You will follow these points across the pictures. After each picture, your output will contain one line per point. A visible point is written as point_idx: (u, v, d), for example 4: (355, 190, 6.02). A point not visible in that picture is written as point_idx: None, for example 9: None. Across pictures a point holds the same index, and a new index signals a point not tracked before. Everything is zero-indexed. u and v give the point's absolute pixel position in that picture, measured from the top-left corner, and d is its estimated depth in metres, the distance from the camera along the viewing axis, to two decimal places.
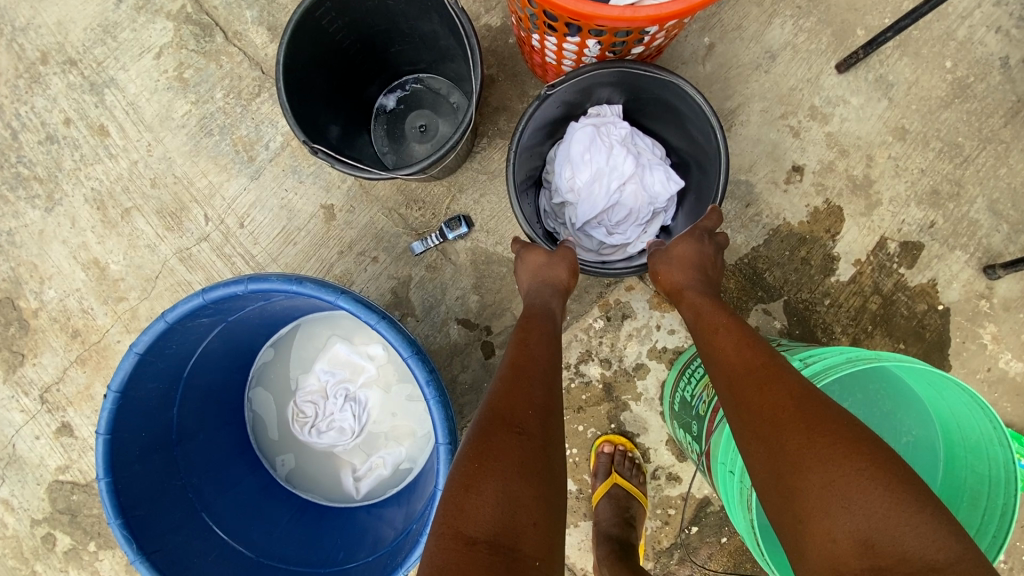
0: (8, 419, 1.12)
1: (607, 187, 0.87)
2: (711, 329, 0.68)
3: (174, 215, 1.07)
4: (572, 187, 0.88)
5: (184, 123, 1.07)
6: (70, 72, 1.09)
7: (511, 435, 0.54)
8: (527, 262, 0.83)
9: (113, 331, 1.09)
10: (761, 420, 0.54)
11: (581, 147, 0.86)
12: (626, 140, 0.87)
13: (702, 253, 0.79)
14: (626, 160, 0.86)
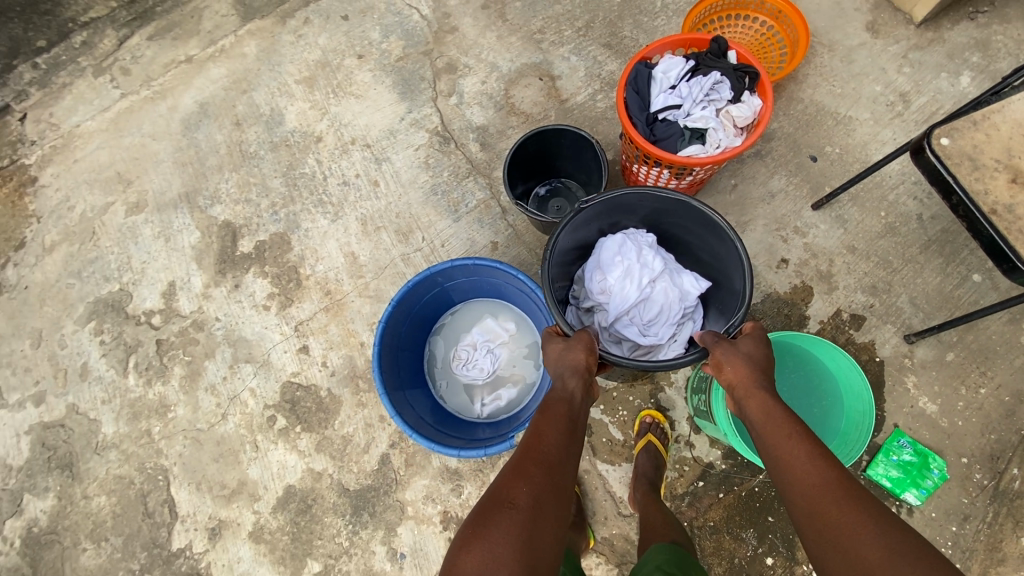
0: (271, 338, 1.82)
1: (643, 284, 1.44)
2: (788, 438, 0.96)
3: (404, 234, 1.83)
4: (615, 286, 1.45)
5: (421, 185, 1.86)
6: (364, 150, 1.94)
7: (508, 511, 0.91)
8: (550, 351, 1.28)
9: (350, 294, 1.82)
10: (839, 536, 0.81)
11: (618, 254, 1.46)
12: (653, 250, 1.49)
13: (755, 362, 1.11)
14: (659, 263, 1.45)
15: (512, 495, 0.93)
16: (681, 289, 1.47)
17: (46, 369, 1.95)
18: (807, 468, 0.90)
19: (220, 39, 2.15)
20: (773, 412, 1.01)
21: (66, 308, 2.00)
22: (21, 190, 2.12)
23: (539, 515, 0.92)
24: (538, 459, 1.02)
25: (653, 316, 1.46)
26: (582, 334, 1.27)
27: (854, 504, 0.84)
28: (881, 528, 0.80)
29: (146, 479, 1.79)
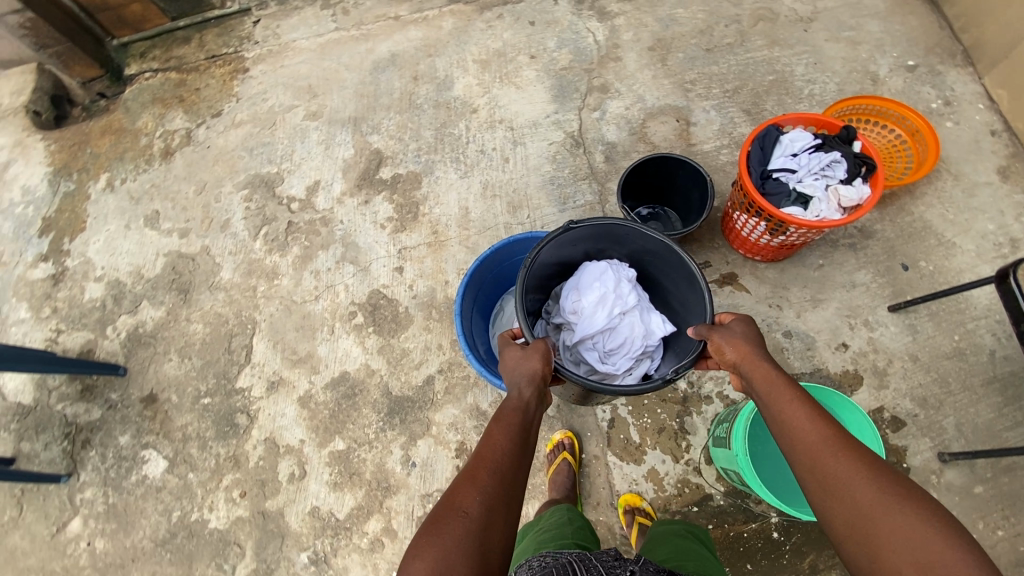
0: (377, 251, 2.12)
1: (611, 313, 1.66)
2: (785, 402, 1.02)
3: (514, 207, 2.09)
4: (586, 308, 1.67)
5: (543, 173, 2.12)
6: (507, 130, 2.23)
7: (459, 516, 0.97)
8: (510, 355, 1.41)
9: (453, 240, 2.09)
10: (835, 483, 0.88)
11: (596, 281, 1.67)
12: (628, 285, 1.70)
13: (750, 338, 1.18)
14: (632, 297, 1.65)
15: (464, 503, 0.99)
16: (645, 326, 1.68)
17: (198, 214, 2.36)
18: (806, 429, 0.96)
19: (427, 10, 2.57)
20: (766, 380, 1.07)
21: (231, 173, 2.42)
22: (235, 75, 2.62)
23: (490, 517, 0.99)
24: (493, 465, 1.08)
25: (613, 345, 1.68)
26: (538, 348, 1.38)
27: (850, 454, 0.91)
28: (867, 467, 0.88)
29: (237, 324, 2.12)
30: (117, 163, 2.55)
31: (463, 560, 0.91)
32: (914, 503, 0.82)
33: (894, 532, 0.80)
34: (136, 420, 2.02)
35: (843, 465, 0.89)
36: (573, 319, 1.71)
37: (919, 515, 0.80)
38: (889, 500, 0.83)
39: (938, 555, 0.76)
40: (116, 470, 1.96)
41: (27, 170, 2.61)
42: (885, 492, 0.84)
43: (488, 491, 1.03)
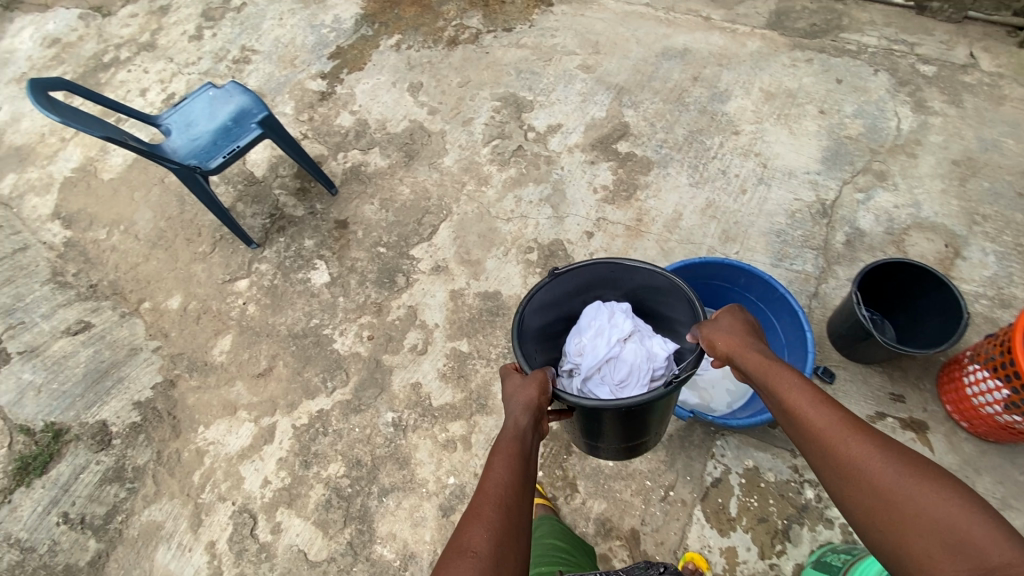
0: (580, 209, 2.18)
1: (610, 342, 1.60)
2: (782, 390, 1.09)
3: (728, 236, 2.01)
4: (585, 344, 1.63)
5: (774, 222, 2.02)
6: (759, 165, 2.14)
7: (468, 558, 0.96)
8: (508, 385, 1.36)
9: (653, 233, 2.06)
10: (832, 460, 0.97)
11: (590, 318, 1.67)
12: (623, 315, 1.66)
13: (735, 327, 1.25)
14: (626, 323, 1.62)
15: (473, 543, 0.99)
16: (646, 347, 1.60)
17: (450, 101, 2.58)
18: (812, 418, 1.03)
19: (740, 22, 2.52)
20: (766, 372, 1.14)
21: (492, 82, 2.59)
22: (539, 4, 2.79)
23: (503, 553, 0.98)
24: (496, 500, 1.07)
25: (620, 371, 1.57)
26: (536, 376, 1.32)
27: (846, 429, 0.98)
28: (857, 434, 0.97)
29: (435, 205, 2.30)
30: (411, 30, 2.85)
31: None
32: (931, 484, 0.87)
33: (918, 514, 0.85)
34: (323, 234, 2.30)
35: (843, 445, 0.97)
36: (578, 359, 1.65)
37: (941, 495, 0.85)
38: (874, 464, 0.92)
39: (955, 526, 0.82)
40: (291, 261, 2.25)
41: (345, 5, 3.03)
42: (871, 455, 0.93)
43: (496, 527, 1.02)
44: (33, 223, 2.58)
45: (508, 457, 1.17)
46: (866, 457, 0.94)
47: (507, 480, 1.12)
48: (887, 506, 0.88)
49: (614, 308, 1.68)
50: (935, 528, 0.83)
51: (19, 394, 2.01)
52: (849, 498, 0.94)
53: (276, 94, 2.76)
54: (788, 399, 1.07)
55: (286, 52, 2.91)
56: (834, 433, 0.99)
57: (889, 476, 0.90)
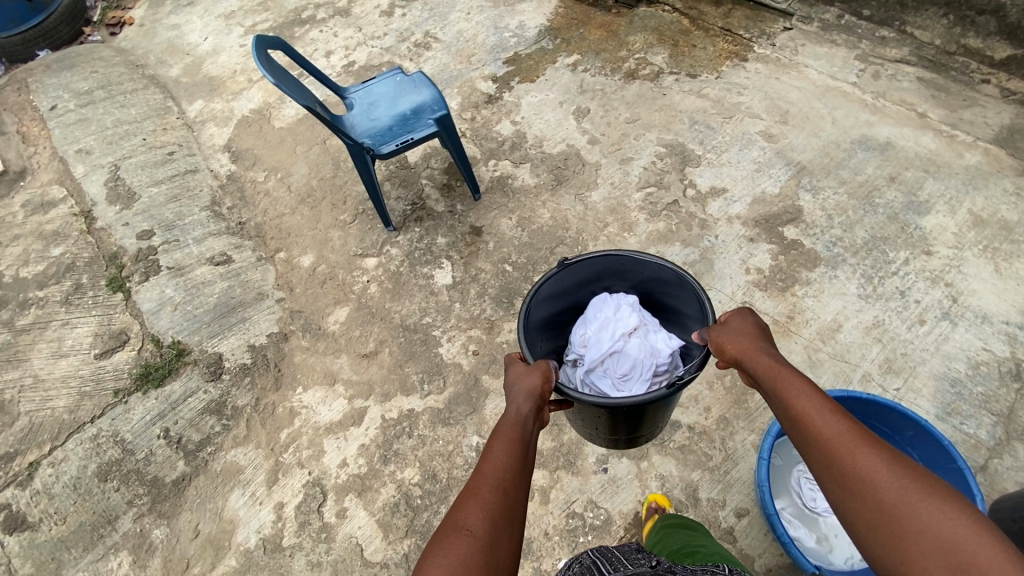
0: (725, 285, 2.01)
1: (615, 335, 1.60)
2: (790, 396, 1.04)
3: (889, 367, 1.77)
4: (590, 337, 1.63)
5: (950, 367, 1.75)
6: (947, 297, 1.87)
7: (463, 534, 0.96)
8: (510, 370, 1.38)
9: (801, 337, 1.86)
10: (836, 472, 0.91)
11: (597, 310, 1.68)
12: (630, 309, 1.65)
13: (744, 328, 1.21)
14: (631, 317, 1.61)
15: (468, 521, 0.98)
16: (651, 344, 1.58)
17: (613, 135, 2.49)
18: (820, 427, 0.96)
19: (962, 129, 2.23)
20: (778, 378, 1.08)
21: (662, 125, 2.47)
22: (732, 57, 2.63)
23: (496, 535, 0.98)
24: (493, 481, 1.07)
25: (624, 365, 1.57)
26: (539, 365, 1.33)
27: (852, 437, 0.92)
28: (865, 447, 0.90)
29: (572, 237, 2.23)
30: (590, 53, 2.79)
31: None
32: (940, 501, 0.81)
33: (923, 531, 0.79)
34: (456, 235, 2.31)
35: (848, 457, 0.90)
36: (581, 350, 1.66)
37: (948, 513, 0.79)
38: (877, 475, 0.87)
39: (966, 551, 0.75)
40: (419, 254, 2.29)
41: (532, 13, 3.03)
42: (874, 467, 0.87)
43: (492, 509, 1.01)
44: (207, 151, 2.81)
45: (507, 440, 1.17)
46: (870, 467, 0.88)
47: (506, 463, 1.11)
48: (892, 522, 0.82)
49: (621, 299, 1.68)
50: (943, 545, 0.76)
51: (159, 305, 2.17)
52: (852, 513, 0.88)
53: (446, 86, 2.82)
54: (796, 405, 1.01)
55: (465, 47, 2.96)
56: (840, 441, 0.92)
57: (893, 489, 0.84)
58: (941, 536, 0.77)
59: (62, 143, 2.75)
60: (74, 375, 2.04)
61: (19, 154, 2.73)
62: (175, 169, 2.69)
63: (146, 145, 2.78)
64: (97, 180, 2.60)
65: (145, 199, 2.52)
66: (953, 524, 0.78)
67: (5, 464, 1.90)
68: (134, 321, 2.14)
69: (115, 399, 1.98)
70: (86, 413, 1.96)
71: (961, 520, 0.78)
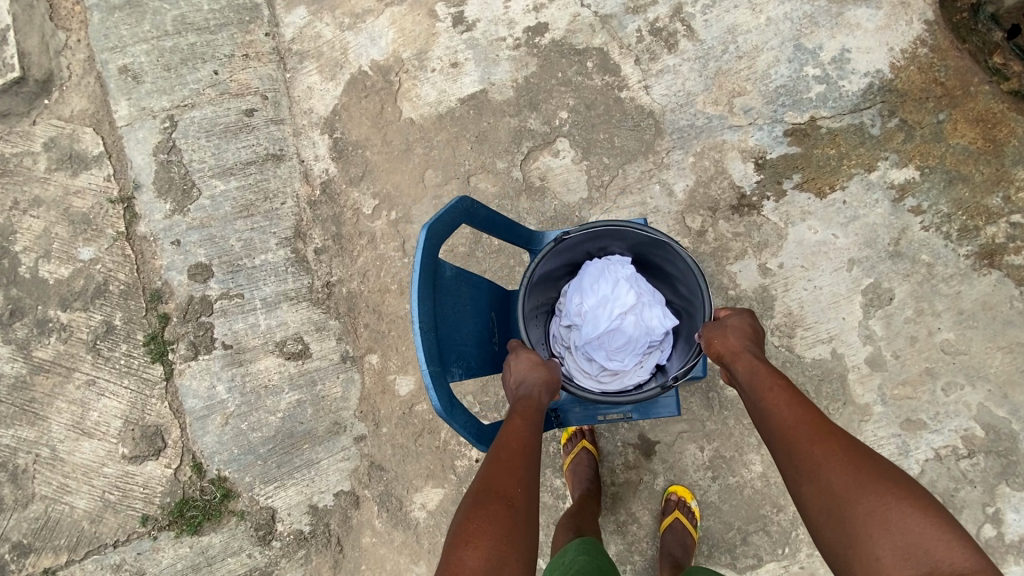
0: None
1: (613, 317, 1.16)
2: (764, 388, 1.02)
3: None
4: (581, 314, 1.19)
5: None
6: None
7: (503, 506, 0.83)
8: (524, 358, 1.06)
9: None
10: (793, 470, 0.91)
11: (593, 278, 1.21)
12: (631, 281, 1.20)
13: (745, 324, 1.14)
14: (634, 297, 1.17)
15: (507, 491, 0.85)
16: (654, 330, 1.18)
17: (910, 366, 1.56)
18: (782, 414, 0.97)
19: None
20: (753, 376, 1.05)
21: (998, 386, 1.52)
22: None
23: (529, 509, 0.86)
24: (525, 454, 0.92)
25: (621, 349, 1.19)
26: None
27: (821, 433, 0.92)
28: (824, 438, 0.91)
29: (781, 527, 1.51)
30: (940, 176, 1.62)
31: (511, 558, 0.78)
32: (902, 496, 0.80)
33: (874, 524, 0.78)
34: (615, 441, 1.61)
35: (807, 449, 0.90)
36: (567, 326, 1.22)
37: (909, 510, 0.78)
38: (833, 469, 0.86)
39: (917, 539, 0.75)
40: (555, 450, 1.63)
41: (871, 35, 1.72)
42: (830, 457, 0.87)
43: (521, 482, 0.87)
44: (300, 121, 1.89)
45: (534, 413, 0.99)
46: (829, 453, 0.88)
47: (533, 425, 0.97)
48: (844, 522, 0.81)
49: (620, 264, 1.21)
50: (903, 553, 0.75)
51: (206, 409, 1.64)
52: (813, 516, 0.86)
53: (678, 144, 1.73)
54: (764, 402, 1.00)
55: (733, 69, 1.75)
56: (796, 429, 0.94)
57: (846, 479, 0.84)
58: (891, 534, 0.76)
59: (104, 46, 1.87)
60: (97, 470, 1.61)
61: (44, 43, 1.87)
62: (251, 150, 1.83)
63: (216, 86, 1.87)
64: (145, 141, 1.80)
65: (206, 203, 1.77)
66: (904, 519, 0.77)
67: (17, 557, 1.59)
68: (174, 420, 1.63)
69: (142, 529, 1.58)
70: (109, 532, 1.58)
71: (920, 522, 0.76)
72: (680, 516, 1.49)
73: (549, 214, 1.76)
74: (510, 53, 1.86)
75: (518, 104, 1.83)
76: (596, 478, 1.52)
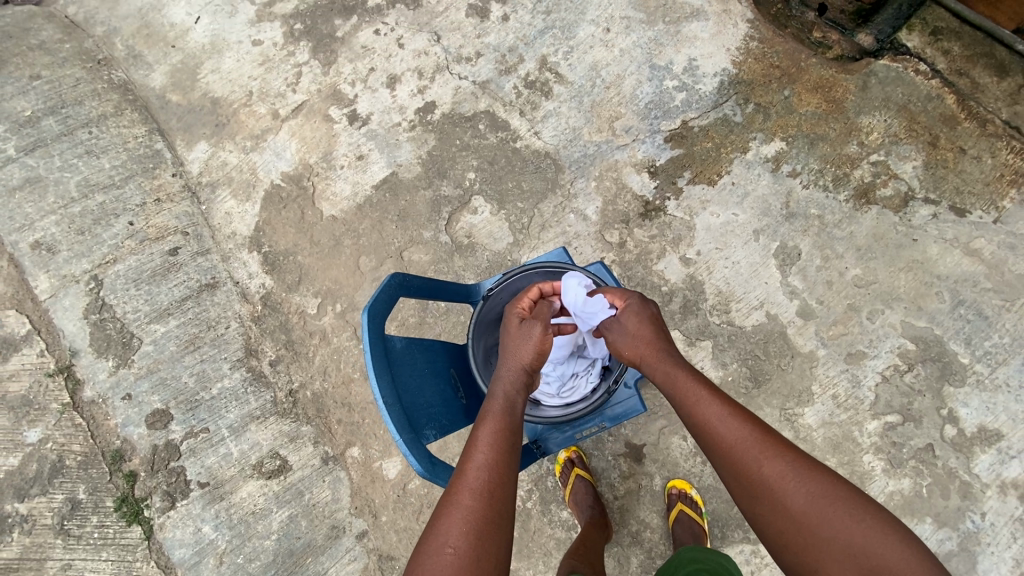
0: None
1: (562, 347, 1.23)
2: (695, 402, 1.01)
3: None
4: None
5: None
6: None
7: (477, 495, 0.85)
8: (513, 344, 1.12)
9: None
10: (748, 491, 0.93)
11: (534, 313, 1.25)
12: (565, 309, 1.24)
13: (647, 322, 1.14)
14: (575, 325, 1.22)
15: (476, 471, 0.88)
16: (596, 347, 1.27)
17: (835, 307, 1.72)
18: (725, 432, 0.97)
19: None
20: (675, 384, 1.05)
21: (911, 302, 1.70)
22: (1020, 181, 1.76)
23: (491, 541, 0.81)
24: (493, 443, 0.92)
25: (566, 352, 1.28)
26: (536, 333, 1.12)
27: (767, 442, 0.94)
28: (771, 452, 0.93)
29: None
30: (802, 141, 1.86)
31: (486, 537, 0.81)
32: (849, 503, 0.86)
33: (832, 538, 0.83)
34: (606, 457, 1.67)
35: (762, 468, 0.92)
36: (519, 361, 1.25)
37: (855, 516, 0.84)
38: (790, 484, 0.89)
39: (866, 545, 0.81)
40: (553, 484, 1.66)
41: (708, 43, 1.99)
42: (783, 471, 0.91)
43: (478, 519, 0.82)
44: (226, 246, 1.94)
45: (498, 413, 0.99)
46: (778, 460, 0.92)
47: (495, 447, 0.92)
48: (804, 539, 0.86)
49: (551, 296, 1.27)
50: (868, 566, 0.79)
51: (197, 555, 1.58)
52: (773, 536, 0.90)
53: (579, 173, 1.91)
54: (701, 416, 1.00)
55: (605, 99, 1.97)
56: (744, 446, 0.94)
57: (799, 492, 0.88)
58: (846, 545, 0.82)
59: (11, 227, 1.90)
60: None
61: None
62: (184, 286, 1.86)
63: (134, 235, 1.91)
64: (73, 306, 1.80)
65: (149, 349, 1.76)
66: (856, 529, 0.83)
67: None
68: None
69: None
70: None
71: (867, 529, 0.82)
72: (686, 508, 1.54)
73: (485, 265, 1.87)
74: (408, 134, 2.01)
75: (428, 176, 1.96)
76: (596, 503, 1.55)
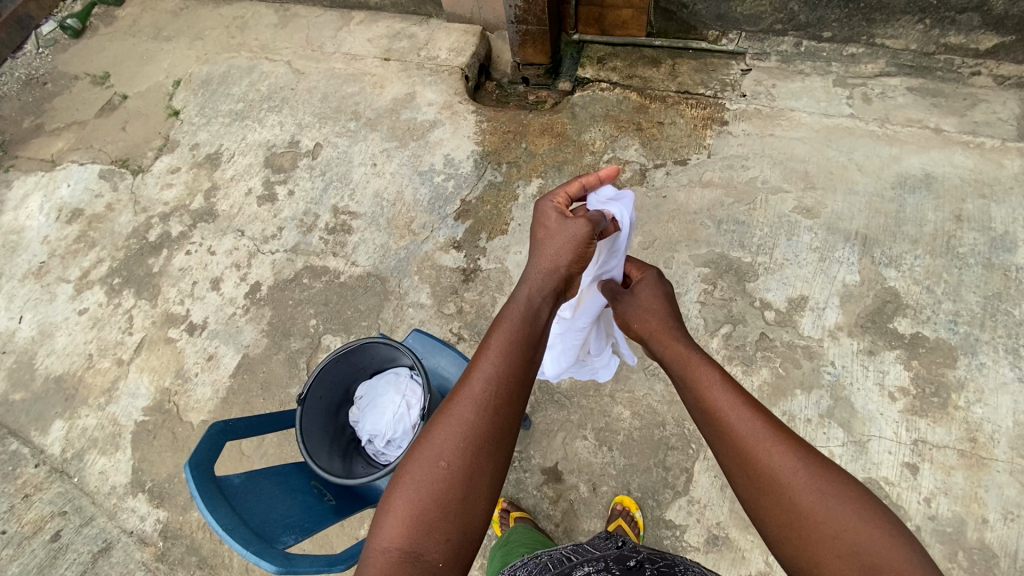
0: (879, 427, 1.71)
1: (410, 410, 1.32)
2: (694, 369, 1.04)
3: None
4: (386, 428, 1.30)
5: None
6: None
7: (474, 415, 0.90)
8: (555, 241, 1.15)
9: (998, 463, 1.63)
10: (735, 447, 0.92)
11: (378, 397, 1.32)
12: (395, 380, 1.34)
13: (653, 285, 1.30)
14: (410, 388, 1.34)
15: (480, 385, 0.93)
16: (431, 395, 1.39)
17: None
18: (719, 398, 0.97)
19: (983, 135, 2.05)
20: (683, 360, 1.08)
21: (688, 239, 2.04)
22: (709, 123, 2.25)
23: (476, 464, 0.87)
24: (499, 353, 0.96)
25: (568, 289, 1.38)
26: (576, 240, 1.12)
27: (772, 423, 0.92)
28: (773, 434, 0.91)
29: (679, 435, 1.74)
30: (552, 171, 2.28)
31: (474, 457, 0.88)
32: (847, 492, 0.84)
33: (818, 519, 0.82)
34: (533, 493, 1.75)
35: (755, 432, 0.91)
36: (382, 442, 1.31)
37: (847, 506, 0.82)
38: (783, 456, 0.88)
39: (845, 531, 0.80)
40: None
41: (453, 139, 2.44)
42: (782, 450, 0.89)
43: (470, 434, 0.89)
44: (107, 503, 1.92)
45: (509, 332, 1.00)
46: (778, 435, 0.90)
47: (504, 361, 0.96)
48: (792, 516, 0.84)
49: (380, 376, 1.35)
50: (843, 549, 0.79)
51: None
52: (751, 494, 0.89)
53: (400, 276, 2.16)
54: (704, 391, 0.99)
55: (395, 213, 2.31)
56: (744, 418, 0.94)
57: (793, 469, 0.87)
58: (828, 527, 0.81)
59: None
60: None
61: None
62: (78, 564, 1.83)
63: (10, 542, 1.88)
64: None
65: None
66: (840, 518, 0.81)
67: None
68: None
69: None
70: None
71: (852, 519, 0.81)
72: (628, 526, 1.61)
73: None
74: (245, 317, 2.18)
75: (275, 342, 2.11)
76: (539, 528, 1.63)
